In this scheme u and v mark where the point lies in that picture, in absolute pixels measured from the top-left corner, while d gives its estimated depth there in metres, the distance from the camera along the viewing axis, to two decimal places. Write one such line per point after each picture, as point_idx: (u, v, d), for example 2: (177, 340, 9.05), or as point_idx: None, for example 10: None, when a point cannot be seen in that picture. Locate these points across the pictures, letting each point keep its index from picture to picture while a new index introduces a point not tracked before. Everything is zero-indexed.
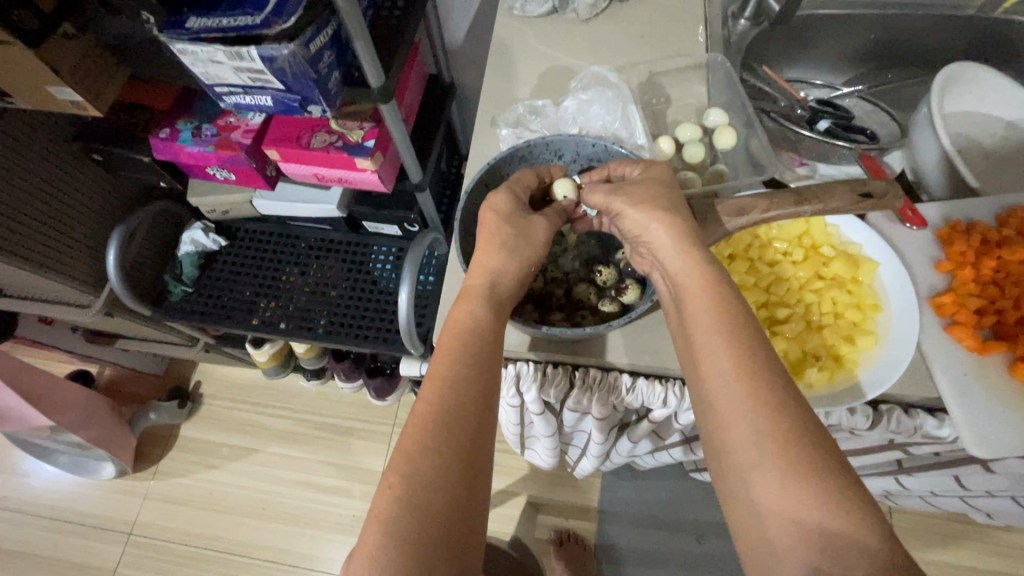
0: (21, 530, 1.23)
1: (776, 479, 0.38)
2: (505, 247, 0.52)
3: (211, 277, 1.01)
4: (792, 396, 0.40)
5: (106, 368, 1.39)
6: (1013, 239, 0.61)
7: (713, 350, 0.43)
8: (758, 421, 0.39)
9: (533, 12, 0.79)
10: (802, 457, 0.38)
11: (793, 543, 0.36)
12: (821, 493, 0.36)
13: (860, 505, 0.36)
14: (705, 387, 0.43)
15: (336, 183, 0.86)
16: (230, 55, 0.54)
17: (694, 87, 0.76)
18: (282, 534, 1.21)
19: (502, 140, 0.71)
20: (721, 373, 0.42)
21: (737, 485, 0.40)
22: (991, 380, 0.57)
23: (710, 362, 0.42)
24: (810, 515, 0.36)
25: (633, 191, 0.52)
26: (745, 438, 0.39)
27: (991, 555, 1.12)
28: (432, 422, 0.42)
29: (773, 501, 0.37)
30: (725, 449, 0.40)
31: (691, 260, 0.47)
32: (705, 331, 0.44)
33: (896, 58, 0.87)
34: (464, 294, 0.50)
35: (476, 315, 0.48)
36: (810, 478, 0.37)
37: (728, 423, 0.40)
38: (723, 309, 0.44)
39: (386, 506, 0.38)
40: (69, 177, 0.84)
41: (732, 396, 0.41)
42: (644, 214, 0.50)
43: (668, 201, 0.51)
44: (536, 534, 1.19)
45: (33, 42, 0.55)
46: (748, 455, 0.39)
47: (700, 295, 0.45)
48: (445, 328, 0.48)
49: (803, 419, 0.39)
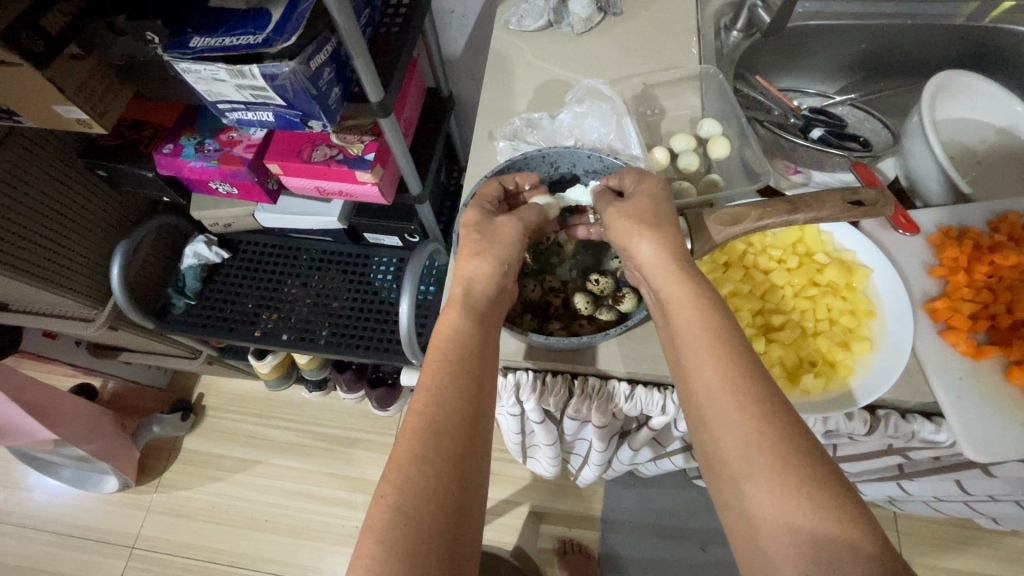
0: (23, 544, 1.23)
1: (768, 487, 0.38)
2: (492, 257, 0.53)
3: (213, 290, 1.01)
4: (781, 405, 0.41)
5: (110, 382, 1.40)
6: (1005, 243, 0.61)
7: (702, 361, 0.43)
8: (747, 431, 0.40)
9: (529, 26, 0.81)
10: (790, 466, 0.38)
11: (788, 551, 0.36)
12: (813, 500, 0.37)
13: (851, 511, 0.36)
14: (694, 397, 0.44)
15: (336, 196, 0.87)
16: (232, 72, 0.55)
17: (688, 99, 0.77)
18: (284, 546, 1.21)
19: (500, 152, 0.72)
20: (707, 384, 0.42)
21: (732, 494, 0.40)
22: (987, 385, 0.57)
23: (696, 374, 0.43)
24: (804, 522, 0.36)
25: (623, 207, 0.53)
26: (735, 448, 0.40)
27: (996, 561, 1.11)
28: (422, 432, 0.42)
29: (766, 510, 0.38)
30: (719, 459, 0.41)
31: (675, 270, 0.48)
32: (692, 343, 0.44)
33: (886, 68, 0.89)
34: (465, 308, 0.51)
35: (461, 325, 0.49)
36: (802, 485, 0.37)
37: (720, 435, 0.41)
38: (709, 320, 0.45)
39: (378, 515, 0.39)
40: (75, 193, 0.85)
41: (721, 407, 0.41)
42: (634, 227, 0.51)
43: (666, 215, 0.52)
44: (539, 544, 1.19)
45: (41, 63, 0.56)
46: (739, 465, 0.40)
47: (686, 309, 0.46)
48: (433, 341, 0.49)
49: (791, 426, 0.40)
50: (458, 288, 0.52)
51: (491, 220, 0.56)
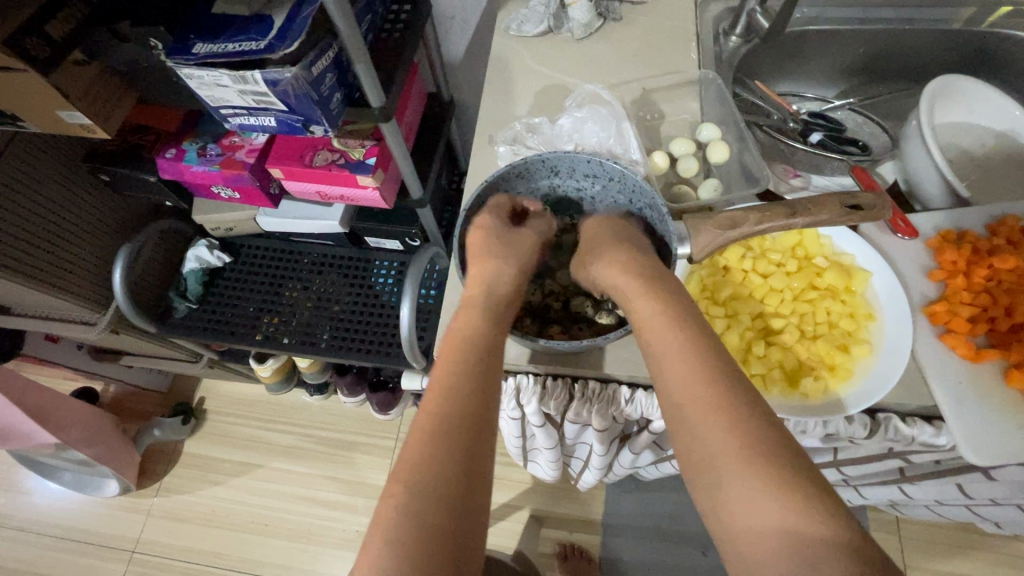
0: (22, 549, 1.23)
1: (742, 485, 0.38)
2: (495, 263, 0.56)
3: (216, 294, 1.02)
4: (754, 406, 0.42)
5: (111, 386, 1.41)
6: (1004, 247, 0.62)
7: (671, 365, 0.44)
8: (717, 432, 0.40)
9: (530, 32, 0.81)
10: (761, 463, 0.39)
11: (765, 550, 0.36)
12: (786, 499, 0.37)
13: (823, 507, 0.37)
14: (667, 400, 0.44)
15: (338, 200, 0.87)
16: (235, 79, 0.56)
17: (686, 103, 0.77)
18: (285, 550, 1.21)
19: (501, 157, 0.72)
20: (673, 387, 0.44)
21: (707, 496, 0.40)
22: (985, 387, 0.57)
23: (664, 378, 0.44)
24: (778, 519, 0.37)
25: (597, 231, 0.60)
26: (708, 448, 0.41)
27: (999, 566, 1.11)
28: (432, 431, 0.43)
29: (740, 509, 0.38)
30: (694, 462, 0.41)
31: (649, 285, 0.50)
32: (659, 349, 0.46)
33: (885, 73, 0.89)
34: (491, 314, 0.52)
35: (473, 327, 0.50)
36: (772, 482, 0.38)
37: (691, 436, 0.42)
38: (677, 326, 0.46)
39: (388, 514, 0.39)
40: (78, 198, 0.86)
41: (690, 409, 0.42)
42: (611, 246, 0.56)
43: (633, 238, 0.58)
44: (540, 548, 1.19)
45: (46, 69, 0.56)
46: (711, 466, 0.40)
47: (653, 318, 0.48)
48: (446, 341, 0.50)
49: (760, 425, 0.41)
50: (474, 296, 0.54)
51: (493, 230, 0.58)
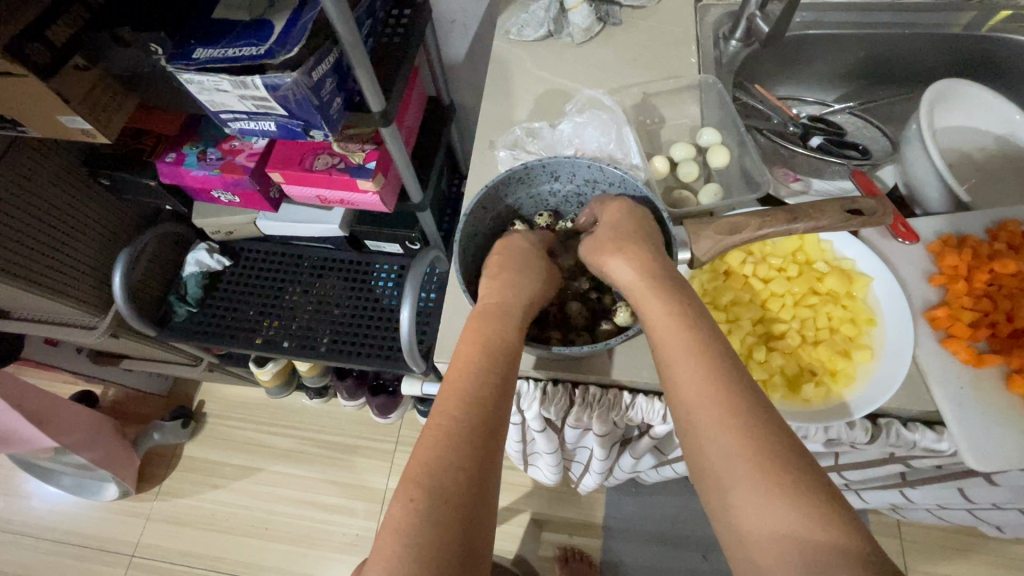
0: (21, 553, 1.23)
1: (754, 494, 0.38)
2: (504, 270, 0.56)
3: (216, 297, 1.02)
4: (767, 413, 0.41)
5: (110, 390, 1.40)
6: (1004, 252, 0.62)
7: (685, 372, 0.44)
8: (732, 440, 0.40)
9: (529, 36, 0.81)
10: (774, 472, 0.38)
11: (777, 560, 0.36)
12: (799, 508, 0.37)
13: (836, 517, 0.36)
14: (681, 406, 0.43)
15: (338, 204, 0.87)
16: (234, 84, 0.55)
17: (687, 108, 0.78)
18: (285, 553, 1.21)
19: (501, 162, 0.72)
20: (688, 393, 0.43)
21: (719, 504, 0.40)
22: (986, 392, 0.57)
23: (679, 384, 0.44)
24: (792, 530, 0.36)
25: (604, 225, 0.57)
26: (722, 454, 0.40)
27: (999, 569, 1.10)
28: (446, 435, 0.42)
29: (753, 518, 0.38)
30: (707, 470, 0.41)
31: (656, 284, 0.50)
32: (675, 354, 0.45)
33: (882, 77, 0.89)
34: (508, 319, 0.52)
35: (492, 330, 0.51)
36: (786, 492, 0.37)
37: (704, 443, 0.41)
38: (693, 332, 0.45)
39: (404, 516, 0.38)
40: (78, 203, 0.86)
41: (704, 415, 0.42)
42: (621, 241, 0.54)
43: (643, 232, 0.55)
44: (541, 552, 1.18)
45: (45, 74, 0.56)
46: (725, 474, 0.40)
47: (665, 323, 0.47)
48: (466, 340, 0.50)
49: (773, 433, 0.40)
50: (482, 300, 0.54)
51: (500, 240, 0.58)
